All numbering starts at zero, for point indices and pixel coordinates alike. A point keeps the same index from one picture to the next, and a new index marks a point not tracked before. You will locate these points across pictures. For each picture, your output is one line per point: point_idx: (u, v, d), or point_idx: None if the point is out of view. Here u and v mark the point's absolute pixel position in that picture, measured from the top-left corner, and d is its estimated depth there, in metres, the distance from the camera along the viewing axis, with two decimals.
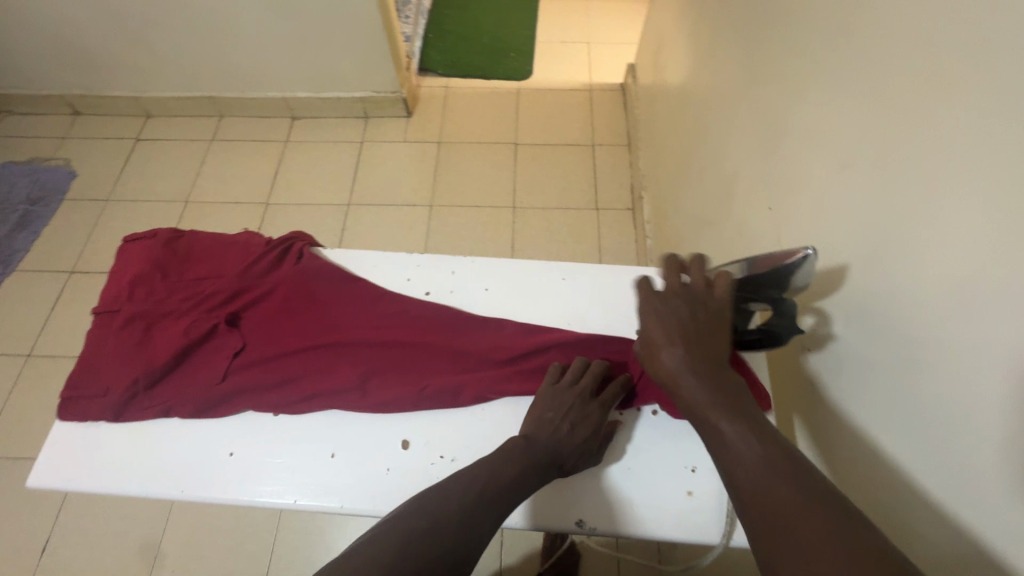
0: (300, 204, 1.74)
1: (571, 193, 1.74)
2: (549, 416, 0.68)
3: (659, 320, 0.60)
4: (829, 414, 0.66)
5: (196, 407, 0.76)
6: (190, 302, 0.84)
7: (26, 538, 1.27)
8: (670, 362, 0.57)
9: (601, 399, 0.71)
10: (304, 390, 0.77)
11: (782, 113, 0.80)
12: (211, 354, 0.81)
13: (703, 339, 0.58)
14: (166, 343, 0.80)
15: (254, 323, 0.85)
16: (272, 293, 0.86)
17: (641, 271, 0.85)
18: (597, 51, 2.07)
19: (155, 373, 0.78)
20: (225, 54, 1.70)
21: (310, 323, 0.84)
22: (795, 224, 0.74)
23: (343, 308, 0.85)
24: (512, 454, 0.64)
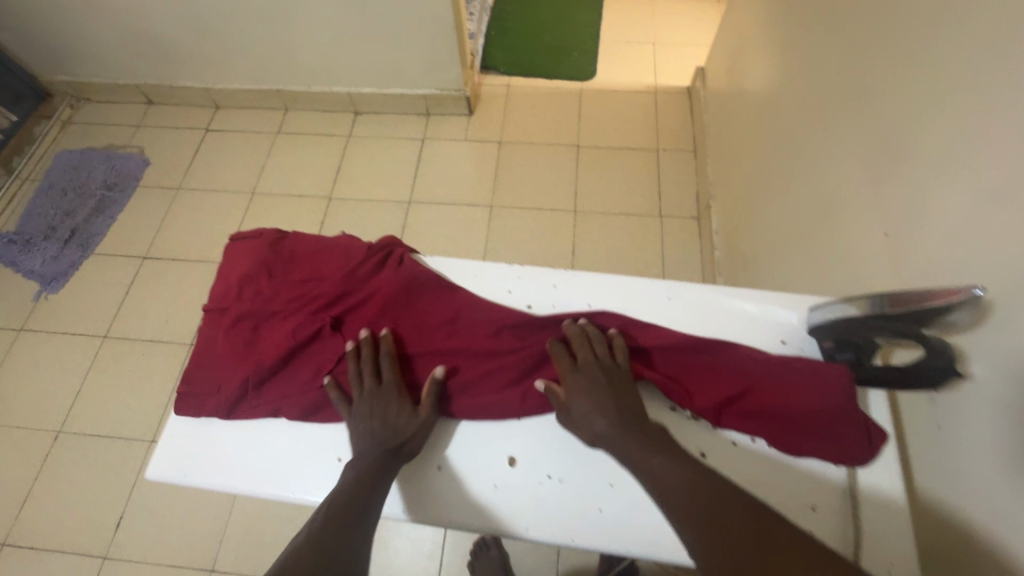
0: (362, 200, 1.76)
1: (634, 198, 1.70)
2: (367, 424, 0.73)
3: (575, 382, 0.73)
4: (952, 456, 0.62)
5: (303, 410, 0.78)
6: (295, 303, 0.85)
7: (100, 513, 1.33)
8: (595, 422, 0.70)
9: (385, 386, 0.77)
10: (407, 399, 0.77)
11: (898, 131, 0.76)
12: (314, 356, 0.82)
13: (606, 394, 0.72)
14: (273, 343, 0.82)
15: (355, 326, 0.85)
16: (371, 298, 0.86)
17: (753, 293, 0.83)
18: (662, 53, 2.02)
19: (264, 373, 0.80)
20: (294, 48, 1.72)
21: (412, 330, 0.84)
22: (916, 253, 0.70)
23: (445, 318, 0.84)
24: (352, 467, 0.69)
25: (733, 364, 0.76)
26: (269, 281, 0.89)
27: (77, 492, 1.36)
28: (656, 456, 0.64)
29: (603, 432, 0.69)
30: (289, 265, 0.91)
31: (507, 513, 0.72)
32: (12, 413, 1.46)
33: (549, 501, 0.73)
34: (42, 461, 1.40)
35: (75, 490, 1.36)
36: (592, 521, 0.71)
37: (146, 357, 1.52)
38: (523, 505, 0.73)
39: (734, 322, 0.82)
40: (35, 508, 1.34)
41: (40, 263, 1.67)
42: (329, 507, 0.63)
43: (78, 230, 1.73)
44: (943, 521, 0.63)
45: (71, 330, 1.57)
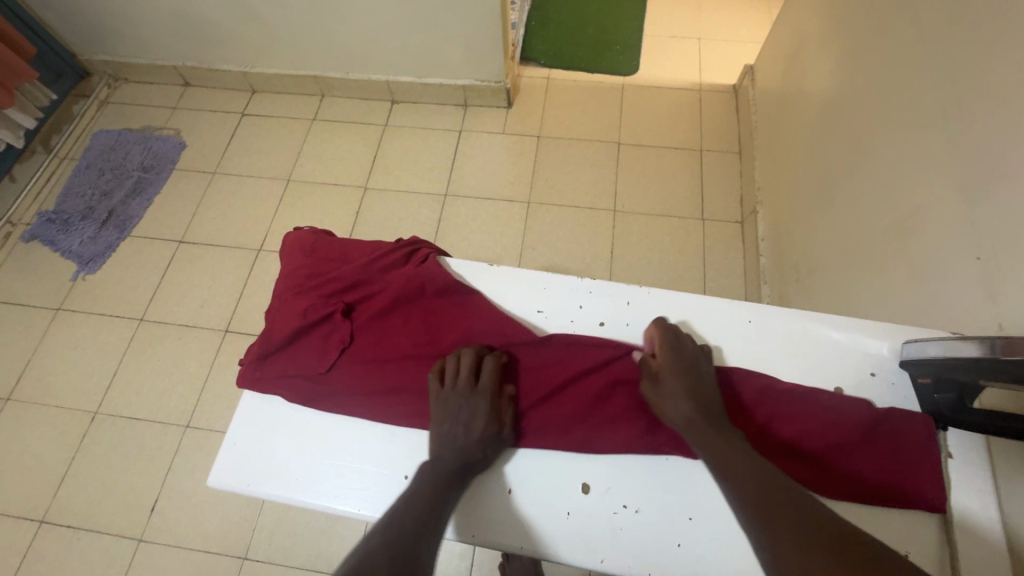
0: (397, 191, 1.73)
1: (676, 199, 1.66)
2: (446, 426, 0.69)
3: (665, 373, 0.70)
4: None
5: (304, 395, 0.72)
6: (311, 282, 0.77)
7: (136, 496, 1.34)
8: (678, 410, 0.67)
9: (482, 393, 0.70)
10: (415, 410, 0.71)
11: (999, 152, 0.71)
12: (320, 343, 0.75)
13: (696, 387, 0.69)
14: (284, 320, 0.74)
15: (370, 318, 0.77)
16: (386, 291, 0.77)
17: (845, 321, 0.77)
18: (708, 49, 1.96)
19: (266, 348, 0.73)
20: (335, 34, 1.69)
21: (432, 330, 0.77)
22: (1018, 283, 0.66)
23: (471, 319, 0.77)
24: (427, 468, 0.65)
25: (817, 407, 0.71)
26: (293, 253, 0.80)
27: (114, 473, 1.37)
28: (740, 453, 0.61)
29: (684, 424, 0.67)
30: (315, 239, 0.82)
31: (577, 541, 0.68)
32: (51, 393, 1.47)
33: (628, 534, 0.68)
34: (80, 442, 1.41)
35: (111, 472, 1.37)
36: (678, 557, 0.66)
37: (181, 342, 1.53)
38: (599, 535, 0.68)
39: (825, 351, 0.76)
40: (73, 488, 1.36)
41: (78, 244, 1.67)
42: (404, 507, 0.60)
43: (115, 211, 1.73)
44: None
45: (108, 312, 1.58)
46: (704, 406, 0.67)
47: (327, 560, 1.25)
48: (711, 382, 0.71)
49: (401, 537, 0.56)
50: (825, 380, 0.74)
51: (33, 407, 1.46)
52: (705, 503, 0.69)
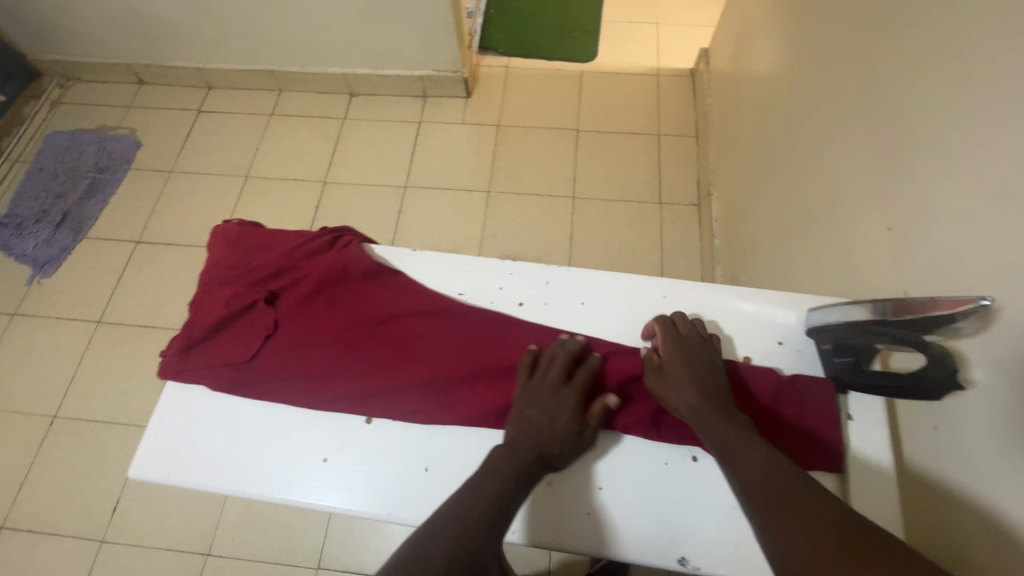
0: (357, 184, 1.73)
1: (634, 184, 1.67)
2: (526, 413, 0.60)
3: (669, 356, 0.65)
4: (927, 455, 0.62)
5: (225, 382, 0.65)
6: (235, 270, 0.70)
7: (97, 498, 1.34)
8: (682, 399, 0.62)
9: (574, 389, 0.61)
10: (339, 394, 0.63)
11: (910, 124, 0.72)
12: (244, 332, 0.68)
13: (704, 376, 0.63)
14: (206, 310, 0.68)
15: (296, 303, 0.69)
16: (313, 275, 0.70)
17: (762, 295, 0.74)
18: (666, 34, 1.96)
19: (193, 337, 0.67)
20: (288, 27, 1.67)
21: (363, 312, 0.69)
22: (923, 248, 0.67)
23: (406, 299, 0.69)
24: (497, 460, 0.56)
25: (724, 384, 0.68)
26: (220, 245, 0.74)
27: (75, 475, 1.36)
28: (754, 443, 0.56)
29: (693, 411, 0.61)
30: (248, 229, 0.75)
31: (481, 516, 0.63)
32: (9, 398, 1.46)
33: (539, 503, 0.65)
34: (39, 447, 1.40)
35: (72, 474, 1.37)
36: (587, 524, 0.64)
37: (140, 342, 1.52)
38: None
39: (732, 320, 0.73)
40: (33, 492, 1.35)
41: (32, 247, 1.65)
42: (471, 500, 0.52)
43: (70, 213, 1.71)
44: (930, 524, 0.60)
45: (65, 315, 1.56)
46: (713, 393, 0.61)
47: (290, 552, 1.25)
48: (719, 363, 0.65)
49: (465, 533, 0.48)
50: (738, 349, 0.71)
51: None
52: (616, 471, 0.66)
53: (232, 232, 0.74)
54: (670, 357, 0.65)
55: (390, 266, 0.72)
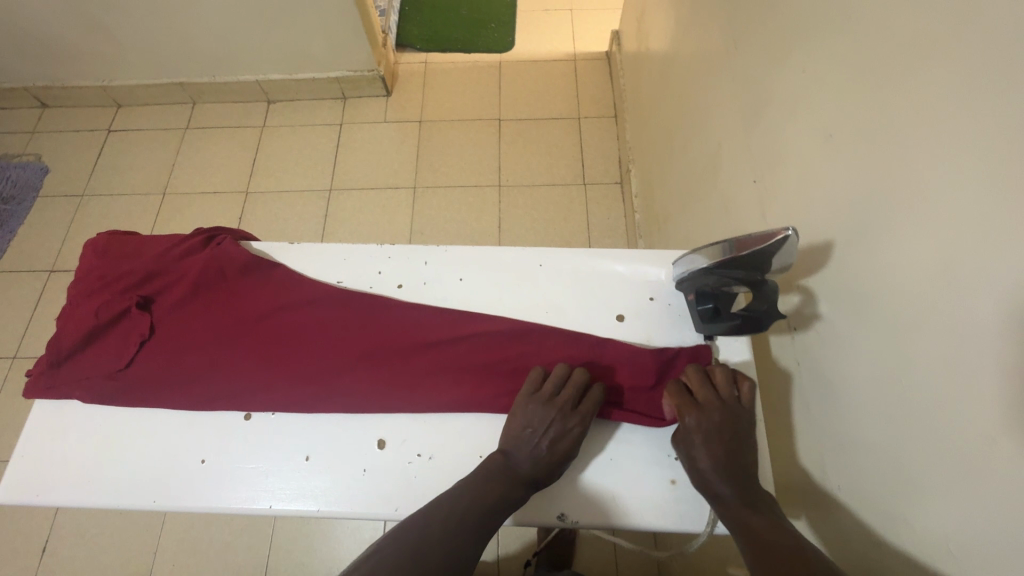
0: (281, 192, 1.70)
1: (558, 168, 1.69)
2: (528, 433, 0.58)
3: (687, 419, 0.58)
4: (798, 392, 0.66)
5: (97, 393, 0.63)
6: (104, 280, 0.69)
7: (23, 540, 1.28)
8: (699, 464, 0.57)
9: (583, 409, 0.59)
10: (215, 391, 0.63)
11: (766, 81, 0.75)
12: (119, 340, 0.67)
13: (722, 443, 0.56)
14: (75, 323, 0.66)
15: (173, 307, 0.69)
16: (187, 277, 0.69)
17: (641, 254, 0.71)
18: (580, 19, 1.99)
19: (60, 352, 0.65)
20: (191, 37, 1.62)
21: (243, 308, 0.69)
22: (779, 197, 0.70)
23: (285, 290, 0.69)
24: (500, 472, 0.56)
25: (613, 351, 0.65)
26: (89, 258, 0.72)
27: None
28: (761, 515, 0.52)
29: (712, 482, 0.55)
30: (119, 238, 0.74)
31: (356, 502, 0.58)
32: None
33: (419, 484, 0.58)
34: None
35: None
36: None
37: None
38: (391, 489, 0.58)
39: (601, 282, 0.70)
40: None
41: None
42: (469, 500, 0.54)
43: None
44: (804, 452, 0.65)
45: None
46: (732, 464, 0.55)
47: (233, 570, 1.23)
48: (747, 425, 0.58)
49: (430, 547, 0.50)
50: (610, 310, 0.69)
51: None
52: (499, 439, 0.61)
53: (99, 243, 0.72)
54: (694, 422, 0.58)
55: (271, 258, 0.72)
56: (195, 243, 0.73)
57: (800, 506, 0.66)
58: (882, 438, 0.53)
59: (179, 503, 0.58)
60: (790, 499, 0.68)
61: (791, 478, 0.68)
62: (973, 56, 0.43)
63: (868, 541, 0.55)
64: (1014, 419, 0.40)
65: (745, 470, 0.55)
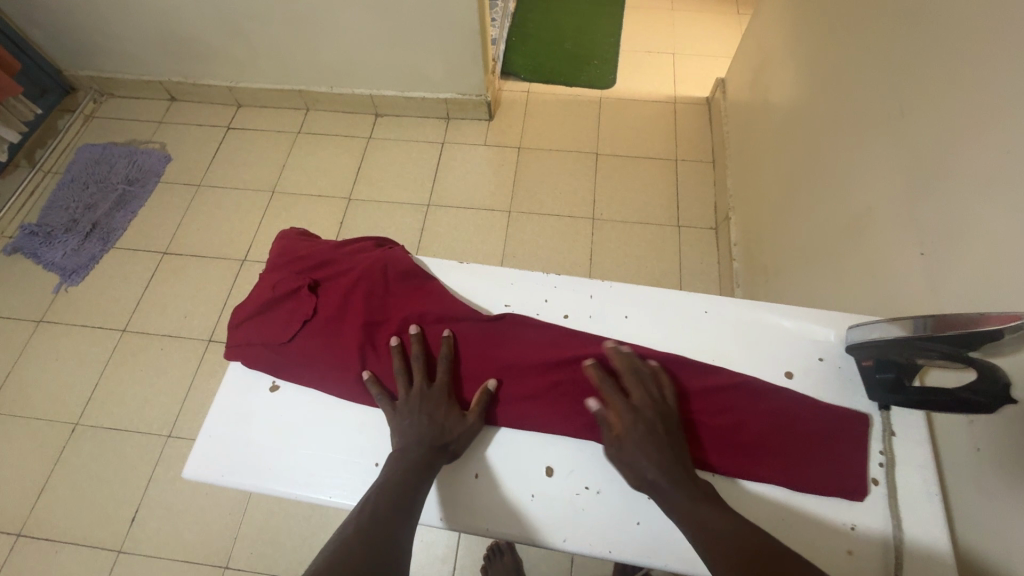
0: (381, 202, 1.77)
1: (653, 207, 1.71)
2: (416, 419, 0.64)
3: (623, 412, 0.63)
4: (969, 475, 0.61)
5: (259, 356, 0.71)
6: (286, 262, 0.79)
7: (115, 508, 1.33)
8: (636, 464, 0.60)
9: (442, 385, 0.68)
10: (364, 372, 0.69)
11: (940, 152, 0.74)
12: (286, 316, 0.75)
13: (654, 441, 0.61)
14: (258, 295, 0.77)
15: (335, 294, 0.77)
16: (354, 268, 0.78)
17: (805, 312, 0.72)
18: (681, 63, 2.03)
19: (241, 316, 0.75)
20: (320, 50, 1.74)
21: (397, 303, 0.76)
22: (956, 271, 0.69)
23: (437, 296, 0.76)
24: (401, 457, 0.60)
25: (771, 404, 0.66)
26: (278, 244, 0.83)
27: (95, 483, 1.36)
28: (707, 505, 0.56)
29: (648, 469, 0.59)
30: (302, 234, 0.85)
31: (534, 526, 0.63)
32: (29, 404, 1.47)
33: (588, 515, 0.63)
34: (60, 453, 1.40)
35: (91, 482, 1.36)
36: (629, 531, 0.62)
37: (165, 351, 1.53)
38: (560, 515, 0.64)
39: (766, 336, 0.71)
40: (52, 499, 1.35)
41: (61, 256, 1.68)
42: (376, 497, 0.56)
43: (100, 224, 1.74)
44: (973, 542, 0.59)
45: (90, 322, 1.58)
46: (665, 458, 0.60)
47: (309, 566, 1.25)
48: (654, 414, 0.63)
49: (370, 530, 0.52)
50: (777, 365, 0.69)
51: (12, 419, 1.44)
52: None
53: (287, 234, 0.84)
54: (627, 422, 0.62)
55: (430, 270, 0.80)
56: (367, 245, 0.83)
57: None
58: None
59: (347, 501, 0.63)
60: None
61: None
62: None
63: None
64: None
65: (681, 465, 0.60)
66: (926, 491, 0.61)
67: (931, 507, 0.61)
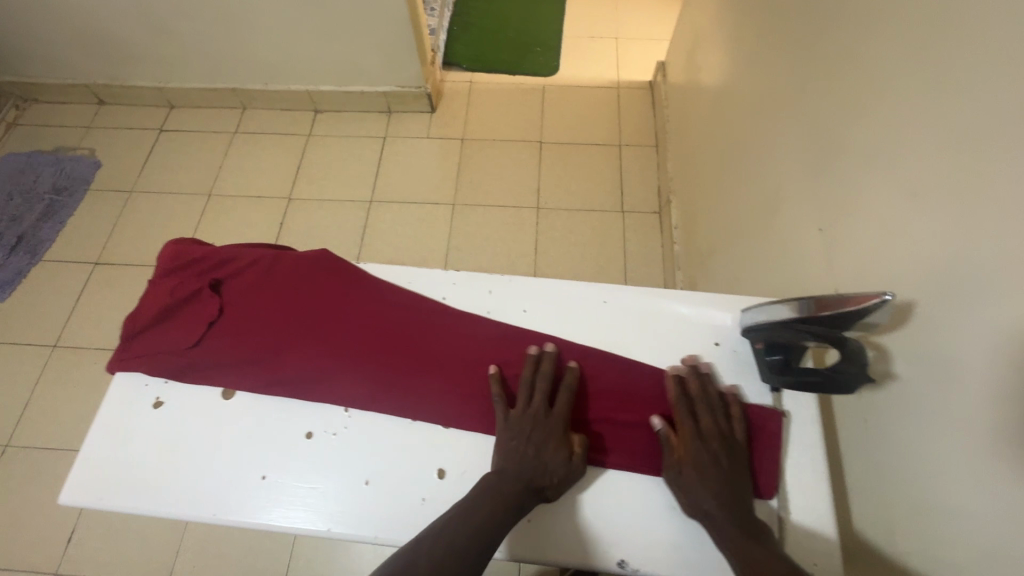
0: (322, 200, 1.72)
1: (597, 193, 1.70)
2: (512, 445, 0.59)
3: (691, 444, 0.60)
4: (867, 450, 0.63)
5: (166, 368, 0.66)
6: (180, 262, 0.72)
7: (50, 530, 1.29)
8: (698, 495, 0.58)
9: (556, 413, 0.62)
10: (285, 376, 0.65)
11: (838, 129, 0.74)
12: (188, 322, 0.69)
13: (718, 474, 0.58)
14: (152, 301, 0.70)
15: (241, 292, 0.71)
16: (260, 265, 0.72)
17: (698, 297, 0.72)
18: (625, 48, 2.01)
19: (136, 326, 0.69)
20: (249, 47, 1.68)
21: (312, 300, 0.71)
22: (849, 249, 0.69)
23: (354, 286, 0.72)
24: (485, 492, 0.55)
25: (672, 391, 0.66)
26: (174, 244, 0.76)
27: (28, 506, 1.32)
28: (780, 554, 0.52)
29: (711, 506, 0.57)
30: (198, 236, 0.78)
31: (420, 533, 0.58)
32: None
33: None
34: None
35: (24, 505, 1.32)
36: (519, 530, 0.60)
37: (99, 365, 1.48)
38: None
39: (664, 324, 0.71)
40: None
41: None
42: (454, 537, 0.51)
43: (26, 236, 1.67)
44: (875, 515, 0.61)
45: (19, 340, 1.52)
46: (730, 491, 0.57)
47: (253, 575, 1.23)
48: (730, 450, 0.60)
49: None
50: (673, 353, 0.69)
51: None
52: None
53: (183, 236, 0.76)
54: (693, 452, 0.60)
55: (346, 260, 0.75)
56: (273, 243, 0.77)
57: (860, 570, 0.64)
58: (960, 509, 0.50)
59: (235, 518, 0.59)
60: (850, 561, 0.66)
61: (851, 540, 0.66)
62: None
63: None
64: None
65: (743, 505, 0.57)
66: (814, 473, 0.62)
67: (817, 486, 0.61)
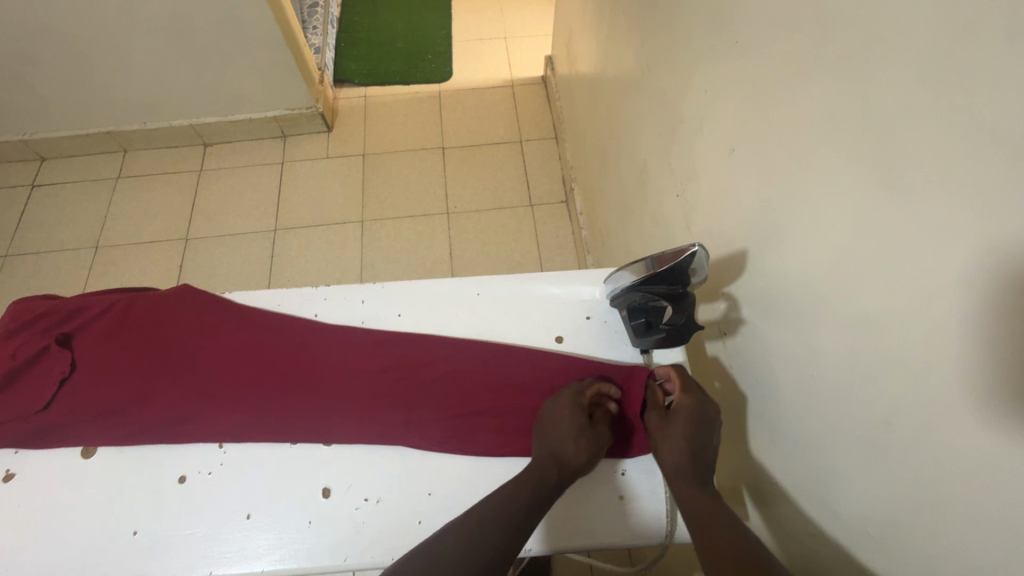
0: (223, 236, 1.65)
1: (504, 191, 1.72)
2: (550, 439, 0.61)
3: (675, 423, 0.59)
4: (737, 393, 0.69)
5: (13, 435, 0.65)
6: (19, 321, 0.72)
7: None
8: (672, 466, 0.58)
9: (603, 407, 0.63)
10: (144, 423, 0.66)
11: (675, 101, 0.79)
12: (39, 379, 0.71)
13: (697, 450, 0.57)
14: None
15: (93, 345, 0.73)
16: (111, 314, 0.74)
17: (563, 276, 0.74)
18: (514, 46, 2.05)
19: None
20: (118, 86, 1.58)
21: (166, 342, 0.74)
22: (698, 211, 0.75)
23: (214, 319, 0.74)
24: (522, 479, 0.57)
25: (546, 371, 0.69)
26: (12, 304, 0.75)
27: None
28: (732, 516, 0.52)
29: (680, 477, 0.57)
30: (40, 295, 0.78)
31: (308, 557, 0.57)
32: None
33: (369, 530, 0.58)
34: None
35: None
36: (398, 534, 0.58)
37: None
38: (341, 539, 0.58)
39: (536, 306, 0.73)
40: None
41: None
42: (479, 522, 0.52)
43: None
44: (750, 451, 0.67)
45: None
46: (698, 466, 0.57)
47: None
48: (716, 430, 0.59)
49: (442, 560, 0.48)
50: (548, 332, 0.72)
51: None
52: (447, 476, 0.62)
53: (25, 297, 0.76)
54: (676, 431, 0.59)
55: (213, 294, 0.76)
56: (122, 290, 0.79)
57: (745, 505, 0.69)
58: (806, 428, 0.56)
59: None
60: (736, 498, 0.71)
61: (736, 478, 0.71)
62: (845, 68, 0.46)
63: (808, 537, 0.57)
64: (909, 403, 0.43)
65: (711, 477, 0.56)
66: None
67: None
